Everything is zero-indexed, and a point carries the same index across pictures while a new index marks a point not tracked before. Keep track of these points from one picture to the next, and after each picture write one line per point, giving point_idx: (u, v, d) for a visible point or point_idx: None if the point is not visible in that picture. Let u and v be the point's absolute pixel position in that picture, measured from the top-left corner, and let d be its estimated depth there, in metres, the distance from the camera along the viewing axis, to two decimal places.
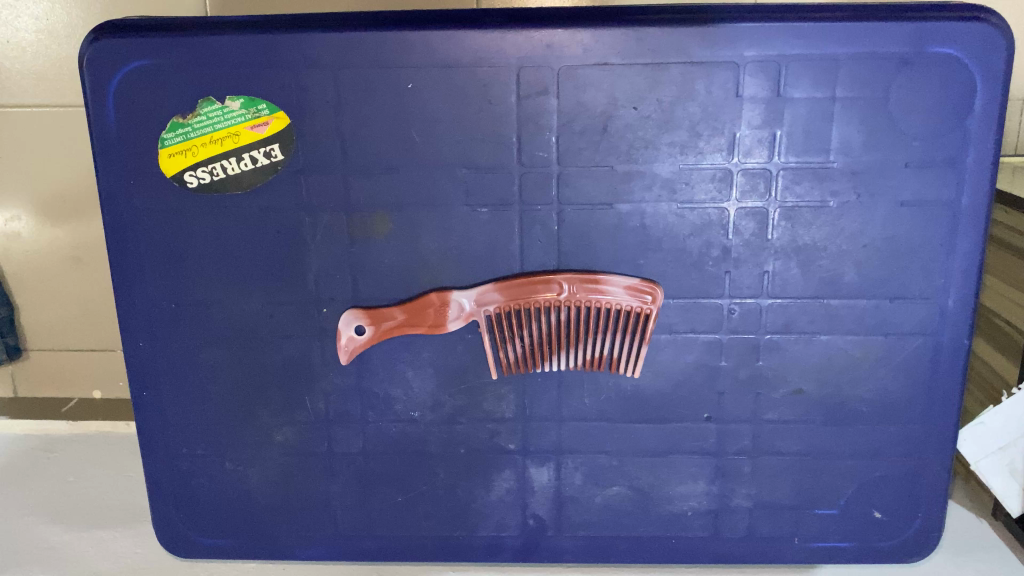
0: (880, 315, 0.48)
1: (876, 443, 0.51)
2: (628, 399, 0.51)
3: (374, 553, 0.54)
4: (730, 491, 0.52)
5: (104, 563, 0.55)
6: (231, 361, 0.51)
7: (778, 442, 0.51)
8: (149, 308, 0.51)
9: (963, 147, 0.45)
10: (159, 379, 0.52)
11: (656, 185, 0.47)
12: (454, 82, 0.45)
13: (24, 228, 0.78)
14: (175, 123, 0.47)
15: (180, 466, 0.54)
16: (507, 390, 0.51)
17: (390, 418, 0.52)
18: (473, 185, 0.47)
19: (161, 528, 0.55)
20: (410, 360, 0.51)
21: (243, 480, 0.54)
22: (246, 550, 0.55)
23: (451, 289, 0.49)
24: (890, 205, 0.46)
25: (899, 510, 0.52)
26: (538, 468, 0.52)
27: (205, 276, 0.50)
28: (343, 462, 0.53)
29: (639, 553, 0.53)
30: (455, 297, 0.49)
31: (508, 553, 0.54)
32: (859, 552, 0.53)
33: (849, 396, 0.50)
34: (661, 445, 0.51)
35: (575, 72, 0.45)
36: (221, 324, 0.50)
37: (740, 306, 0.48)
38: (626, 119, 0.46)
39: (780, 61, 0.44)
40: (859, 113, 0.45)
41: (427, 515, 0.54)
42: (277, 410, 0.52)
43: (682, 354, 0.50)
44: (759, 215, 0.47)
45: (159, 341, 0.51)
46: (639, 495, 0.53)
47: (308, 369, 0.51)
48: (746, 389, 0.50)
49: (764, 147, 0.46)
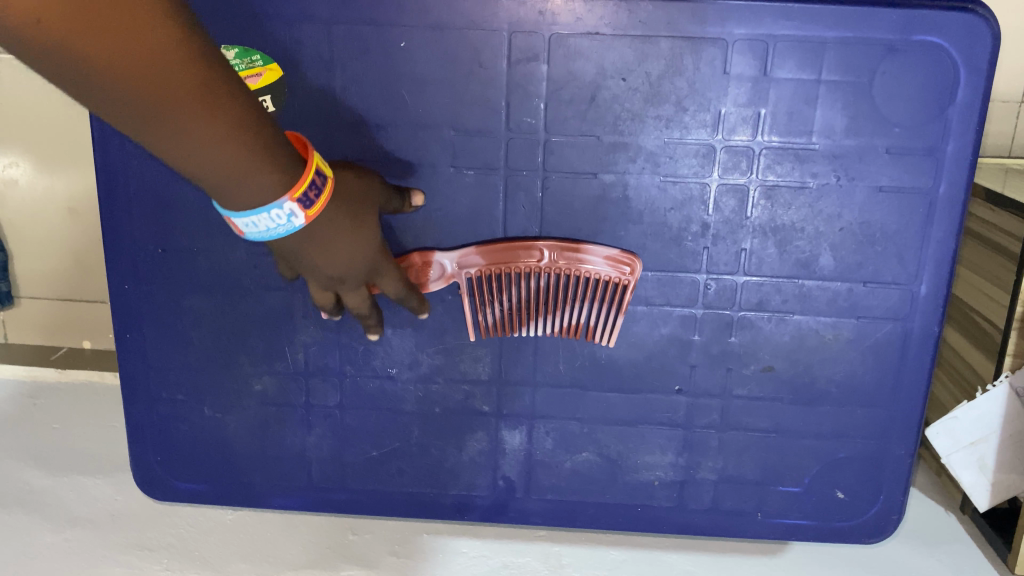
0: (853, 298, 0.49)
1: (843, 424, 0.52)
2: (602, 367, 0.52)
3: (346, 507, 0.55)
4: (697, 463, 0.53)
5: (83, 507, 0.56)
6: (214, 310, 0.52)
7: (746, 417, 0.52)
8: (136, 253, 0.51)
9: (943, 137, 0.46)
10: (144, 323, 0.53)
11: (640, 158, 0.47)
12: (446, 44, 0.46)
13: (22, 175, 0.74)
14: None
15: (160, 409, 0.55)
16: (484, 352, 0.52)
17: (369, 373, 0.53)
18: (460, 148, 0.48)
19: (138, 471, 0.56)
20: (390, 318, 0.52)
21: (221, 427, 0.55)
22: (222, 497, 0.56)
23: (417, 190, 0.48)
24: (869, 190, 0.47)
25: (861, 491, 0.53)
26: (510, 431, 0.53)
27: (193, 225, 0.50)
28: (320, 415, 0.54)
29: (605, 519, 0.55)
30: (414, 200, 0.48)
31: (477, 513, 0.55)
32: (819, 530, 0.54)
33: (817, 376, 0.51)
34: (631, 415, 0.52)
35: (565, 41, 0.46)
36: (206, 272, 0.51)
37: (716, 282, 0.49)
38: (614, 90, 0.46)
39: (768, 41, 0.45)
40: (843, 97, 0.45)
41: (400, 471, 0.55)
42: (258, 359, 0.53)
43: (657, 327, 0.51)
44: (740, 192, 0.47)
45: (146, 286, 0.52)
46: (608, 463, 0.54)
47: (289, 321, 0.52)
48: (717, 363, 0.51)
49: (748, 125, 0.46)
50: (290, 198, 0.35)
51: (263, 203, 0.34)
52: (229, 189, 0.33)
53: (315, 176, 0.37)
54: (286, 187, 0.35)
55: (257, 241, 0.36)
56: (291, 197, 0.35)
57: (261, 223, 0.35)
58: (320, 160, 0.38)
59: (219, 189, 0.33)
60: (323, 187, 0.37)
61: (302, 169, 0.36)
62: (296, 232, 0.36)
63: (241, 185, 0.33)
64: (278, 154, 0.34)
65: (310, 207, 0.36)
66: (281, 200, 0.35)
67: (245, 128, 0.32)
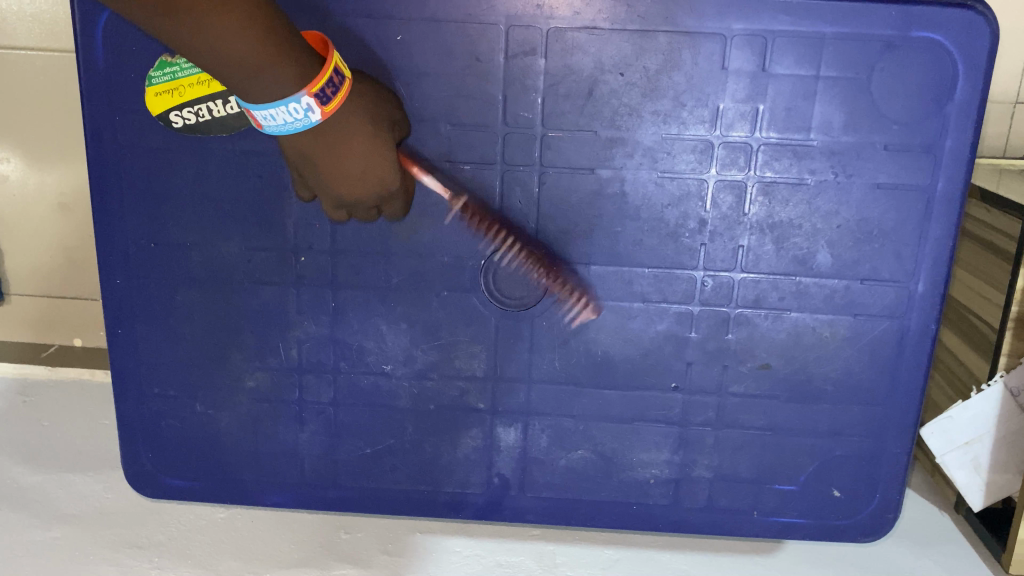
0: (850, 296, 0.49)
1: (839, 422, 0.51)
2: (598, 364, 0.51)
3: (339, 504, 0.55)
4: (692, 461, 0.53)
5: (71, 505, 0.55)
6: (207, 305, 0.52)
7: (742, 415, 0.52)
8: (127, 247, 0.51)
9: (941, 134, 0.46)
10: (135, 318, 0.52)
11: (637, 153, 0.47)
12: (443, 38, 0.46)
13: (13, 171, 0.73)
14: (163, 62, 0.47)
15: (151, 406, 0.54)
16: (479, 347, 0.51)
17: (363, 369, 0.52)
18: (456, 143, 0.48)
19: (129, 468, 0.56)
20: (385, 314, 0.51)
21: (213, 423, 0.54)
22: (213, 495, 0.56)
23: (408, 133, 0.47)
24: (867, 187, 0.47)
25: (856, 490, 0.53)
26: (505, 429, 0.53)
27: (186, 219, 0.50)
28: (313, 411, 0.53)
29: (600, 518, 0.54)
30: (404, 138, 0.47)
31: (471, 511, 0.54)
32: (815, 529, 0.54)
33: (814, 374, 0.50)
34: (627, 412, 0.52)
35: (563, 35, 0.45)
36: (199, 266, 0.51)
37: (713, 279, 0.49)
38: (612, 85, 0.46)
39: (766, 37, 0.45)
40: (842, 93, 0.45)
41: (394, 468, 0.54)
42: (251, 355, 0.52)
43: (653, 323, 0.50)
44: (738, 189, 0.47)
45: (137, 281, 0.52)
46: (603, 461, 0.53)
47: (283, 316, 0.51)
48: (714, 360, 0.51)
49: (747, 121, 0.46)
50: (308, 94, 0.40)
51: (283, 99, 0.39)
52: (254, 84, 0.38)
53: (332, 73, 0.41)
54: (303, 83, 0.39)
55: (275, 131, 0.41)
56: (308, 94, 0.40)
57: (280, 116, 0.40)
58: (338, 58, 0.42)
59: (246, 86, 0.38)
60: (340, 84, 0.42)
61: (319, 67, 0.40)
62: (312, 125, 0.41)
63: (263, 85, 0.38)
64: (295, 55, 0.39)
65: (326, 104, 0.41)
66: (301, 97, 0.39)
67: (267, 31, 0.36)
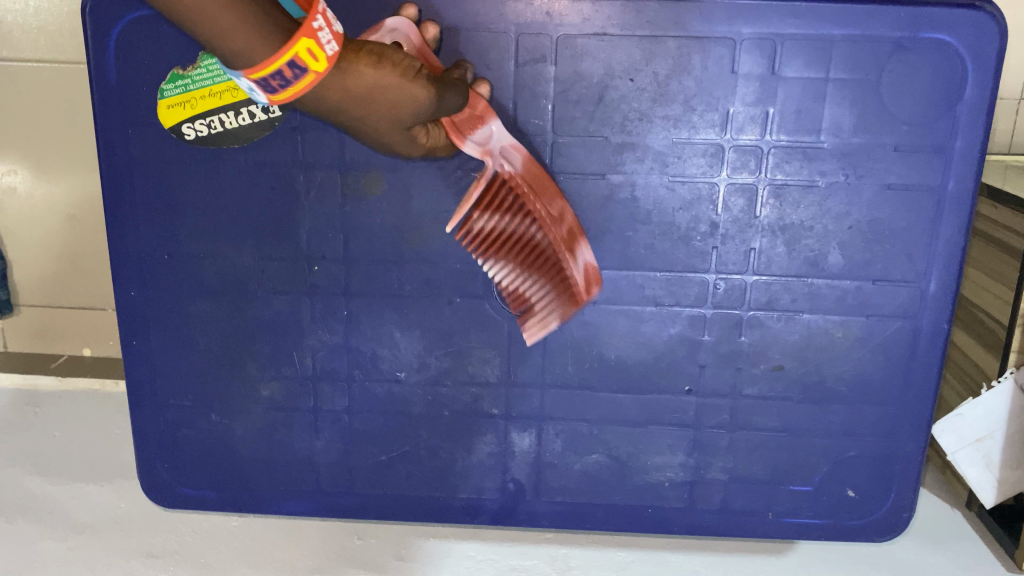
0: (862, 297, 0.49)
1: (852, 423, 0.52)
2: (611, 369, 0.52)
3: (354, 512, 0.55)
4: (706, 464, 0.53)
5: (86, 515, 0.55)
6: (221, 315, 0.52)
7: (756, 417, 0.52)
8: (141, 258, 0.51)
9: (951, 134, 0.46)
10: (150, 329, 0.53)
11: (648, 158, 0.47)
12: (453, 46, 0.46)
13: (21, 183, 0.74)
14: (176, 74, 0.47)
15: (166, 416, 0.55)
16: (492, 353, 0.52)
17: (377, 377, 0.53)
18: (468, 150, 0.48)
19: (145, 478, 0.56)
20: (398, 321, 0.51)
21: (228, 432, 0.55)
22: (228, 504, 0.56)
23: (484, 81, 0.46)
24: (877, 188, 0.47)
25: (870, 490, 0.53)
26: (519, 434, 0.53)
27: (199, 230, 0.50)
28: (328, 419, 0.54)
29: (615, 521, 0.54)
30: (481, 92, 0.46)
31: (486, 516, 0.55)
32: (829, 529, 0.54)
33: (827, 375, 0.51)
34: (641, 416, 0.52)
35: (572, 41, 0.46)
36: (213, 276, 0.51)
37: (725, 282, 0.49)
38: (621, 90, 0.46)
39: (776, 40, 0.45)
40: (851, 95, 0.45)
41: (408, 475, 0.54)
42: (265, 364, 0.53)
43: (665, 327, 0.50)
44: (749, 191, 0.47)
45: (151, 292, 0.52)
46: (617, 464, 0.53)
47: (297, 325, 0.52)
48: (727, 363, 0.51)
49: (757, 124, 0.46)
50: (249, 76, 0.38)
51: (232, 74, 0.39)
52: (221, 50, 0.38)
53: (284, 64, 0.38)
54: (247, 66, 0.38)
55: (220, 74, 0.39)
56: (246, 76, 0.38)
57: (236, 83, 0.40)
58: (307, 48, 0.38)
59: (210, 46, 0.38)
60: (295, 73, 0.38)
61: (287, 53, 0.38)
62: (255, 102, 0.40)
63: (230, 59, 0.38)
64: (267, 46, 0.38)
65: (271, 90, 0.39)
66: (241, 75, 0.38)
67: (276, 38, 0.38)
